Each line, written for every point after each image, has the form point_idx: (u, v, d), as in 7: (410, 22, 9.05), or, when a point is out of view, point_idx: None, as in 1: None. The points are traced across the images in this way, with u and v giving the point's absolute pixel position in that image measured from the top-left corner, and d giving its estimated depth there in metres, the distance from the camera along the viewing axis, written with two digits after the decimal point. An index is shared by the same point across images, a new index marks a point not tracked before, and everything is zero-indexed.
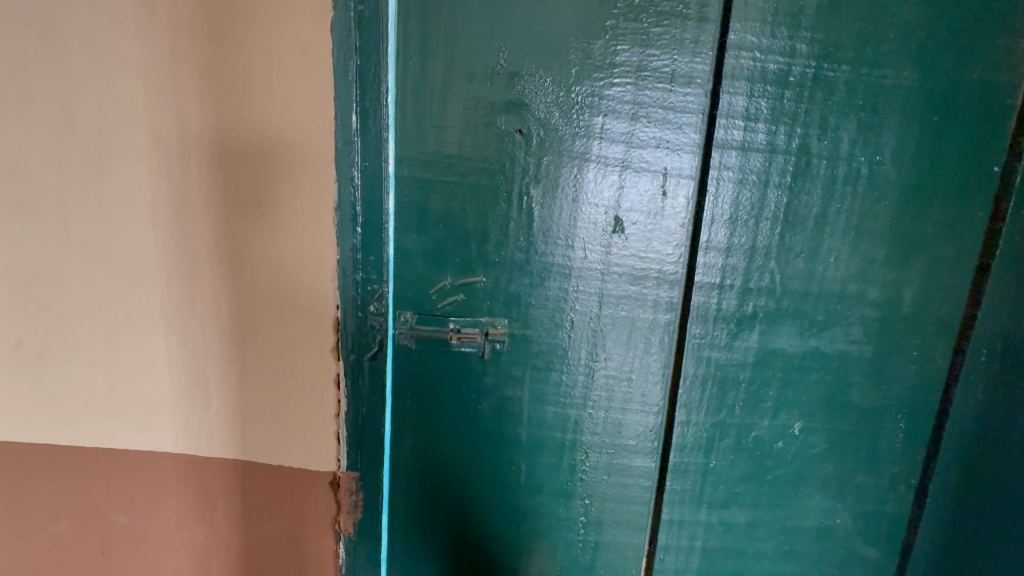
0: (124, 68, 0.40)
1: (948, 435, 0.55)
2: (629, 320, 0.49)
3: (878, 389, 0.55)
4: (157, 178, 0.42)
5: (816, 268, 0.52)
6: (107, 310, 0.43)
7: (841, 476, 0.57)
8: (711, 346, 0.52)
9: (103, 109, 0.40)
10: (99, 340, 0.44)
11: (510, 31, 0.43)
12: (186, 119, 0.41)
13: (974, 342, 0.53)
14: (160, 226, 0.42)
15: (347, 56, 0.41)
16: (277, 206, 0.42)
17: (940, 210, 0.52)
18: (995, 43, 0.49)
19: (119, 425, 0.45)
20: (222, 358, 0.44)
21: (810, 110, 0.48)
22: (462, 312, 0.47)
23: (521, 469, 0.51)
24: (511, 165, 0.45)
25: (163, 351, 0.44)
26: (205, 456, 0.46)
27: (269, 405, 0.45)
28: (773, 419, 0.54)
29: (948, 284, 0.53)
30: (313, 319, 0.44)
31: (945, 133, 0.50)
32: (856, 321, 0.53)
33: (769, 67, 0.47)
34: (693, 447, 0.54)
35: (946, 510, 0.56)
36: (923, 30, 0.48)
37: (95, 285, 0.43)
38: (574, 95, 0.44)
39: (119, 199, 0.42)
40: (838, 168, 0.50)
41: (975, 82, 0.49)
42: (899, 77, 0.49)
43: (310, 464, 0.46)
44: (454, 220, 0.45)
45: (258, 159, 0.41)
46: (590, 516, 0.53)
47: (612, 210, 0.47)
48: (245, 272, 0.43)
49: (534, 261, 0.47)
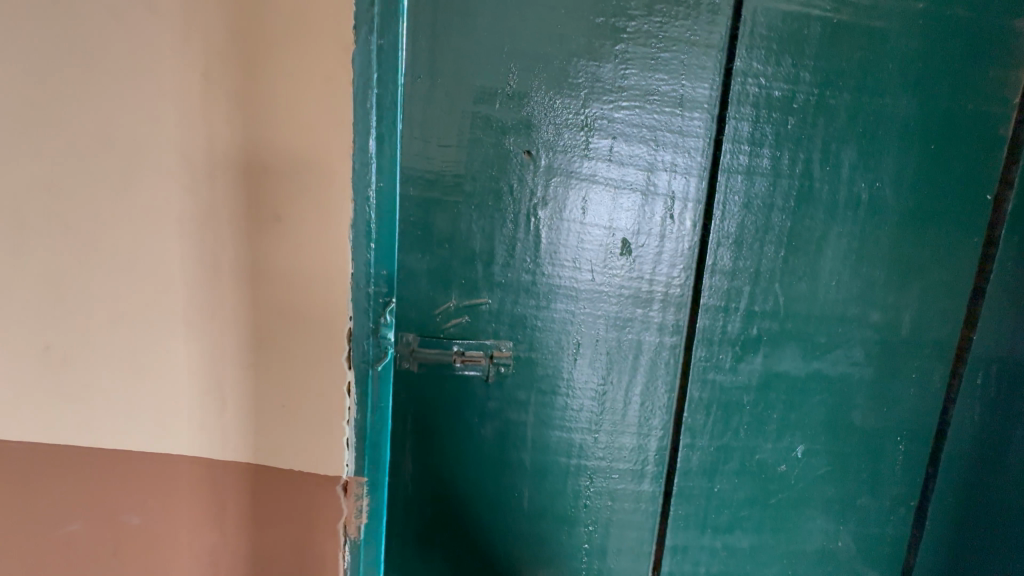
0: (79, 42, 0.32)
1: (948, 455, 0.57)
2: (637, 340, 0.51)
3: (878, 411, 0.56)
4: (118, 180, 0.34)
5: (818, 290, 0.53)
6: (40, 338, 0.34)
7: (842, 498, 0.58)
8: (715, 369, 0.53)
9: (56, 90, 0.33)
10: (117, 362, 0.35)
11: (518, 53, 0.45)
12: (159, 110, 0.33)
13: (969, 366, 0.56)
14: (184, 222, 0.34)
15: (354, 42, 0.35)
16: (297, 206, 0.35)
17: (938, 234, 0.54)
18: (991, 75, 0.52)
19: (93, 467, 0.36)
20: (192, 404, 0.36)
21: (813, 137, 0.51)
22: (467, 335, 0.48)
23: (523, 495, 0.52)
24: (518, 187, 0.47)
25: (115, 395, 0.36)
26: (217, 507, 0.38)
27: (249, 460, 0.37)
28: (777, 441, 0.56)
29: (947, 308, 0.55)
30: (328, 342, 0.37)
31: (943, 161, 0.53)
32: (857, 343, 0.55)
33: (773, 94, 0.49)
34: (698, 471, 0.55)
35: (945, 530, 0.59)
36: (920, 62, 0.51)
37: (23, 306, 0.34)
38: (583, 117, 0.46)
39: (66, 203, 0.33)
40: (839, 193, 0.52)
41: (969, 115, 0.52)
42: (898, 105, 0.51)
43: (298, 531, 0.39)
44: (460, 240, 0.47)
45: (250, 164, 0.34)
46: (596, 534, 0.54)
47: (621, 235, 0.49)
48: (266, 284, 0.36)
49: (540, 282, 0.49)
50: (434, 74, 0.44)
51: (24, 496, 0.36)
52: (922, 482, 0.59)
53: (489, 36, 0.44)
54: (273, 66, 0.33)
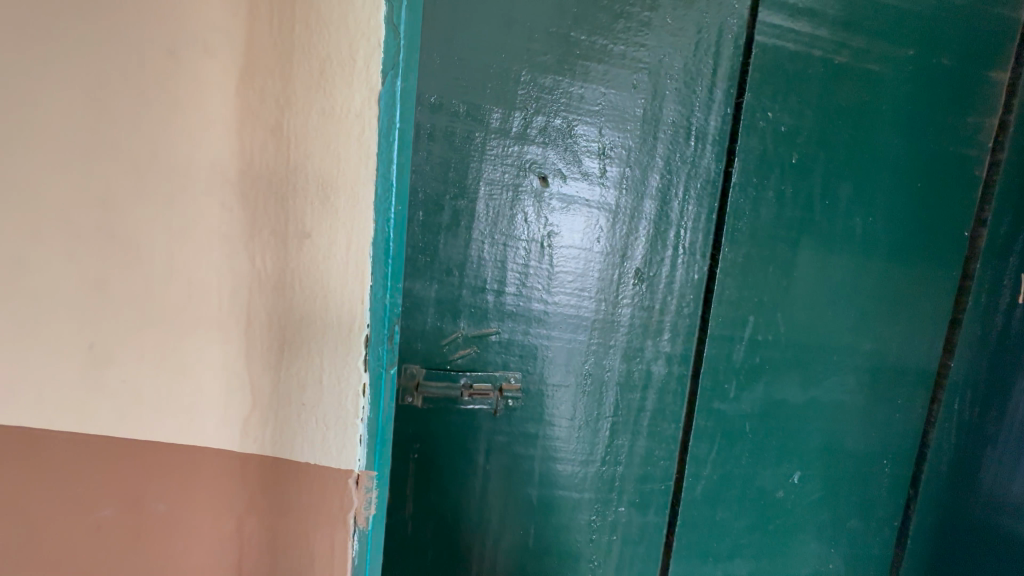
0: (129, 61, 0.34)
1: (927, 473, 0.78)
2: (647, 366, 0.66)
3: (864, 437, 0.77)
4: (160, 197, 0.36)
5: (814, 326, 0.73)
6: (85, 339, 0.36)
7: (834, 523, 0.78)
8: (721, 400, 0.70)
9: (107, 111, 0.35)
10: (139, 358, 0.37)
11: (511, 100, 0.57)
12: (203, 132, 0.36)
13: (946, 390, 0.77)
14: (226, 229, 0.37)
15: (379, 73, 0.35)
16: (323, 220, 0.37)
17: (922, 269, 0.75)
18: (967, 120, 0.73)
19: (125, 457, 0.38)
20: (223, 403, 0.39)
21: (816, 168, 0.69)
22: (473, 365, 0.60)
23: (530, 530, 0.66)
24: (532, 218, 0.60)
25: (150, 395, 0.38)
26: (229, 494, 0.40)
27: (271, 459, 0.39)
28: (778, 470, 0.74)
29: (931, 335, 0.76)
30: (342, 347, 0.38)
31: (924, 195, 0.73)
32: (850, 372, 0.75)
33: (781, 127, 0.67)
34: (701, 501, 0.72)
35: (923, 534, 0.79)
36: (909, 103, 0.71)
37: (66, 313, 0.36)
38: (603, 141, 0.60)
39: (111, 215, 0.36)
40: (839, 225, 0.71)
41: (955, 155, 0.73)
42: (892, 141, 0.71)
43: (313, 532, 0.40)
44: (469, 269, 0.59)
45: (285, 183, 0.36)
46: (619, 533, 0.69)
47: (633, 264, 0.63)
48: (289, 292, 0.37)
49: (553, 313, 0.62)
50: (474, 99, 0.56)
51: (64, 487, 0.38)
52: (905, 503, 0.79)
53: (499, 88, 0.56)
54: (309, 93, 0.35)
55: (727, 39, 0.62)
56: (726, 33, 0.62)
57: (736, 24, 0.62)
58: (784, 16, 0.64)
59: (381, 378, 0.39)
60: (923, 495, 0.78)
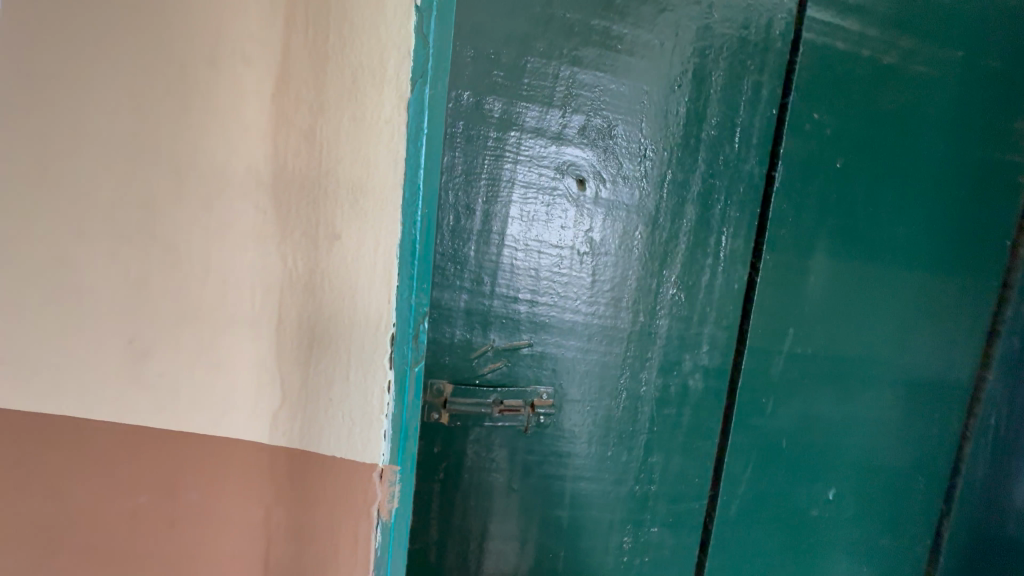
0: (179, 68, 0.36)
1: (959, 491, 0.77)
2: (684, 381, 0.66)
3: (900, 451, 0.76)
4: (199, 199, 0.38)
5: (850, 340, 0.72)
6: (125, 334, 0.38)
7: (866, 539, 0.77)
8: (758, 415, 0.70)
9: (151, 118, 0.36)
10: (179, 352, 0.39)
11: (553, 95, 0.57)
12: (240, 136, 0.37)
13: (982, 404, 0.76)
14: (259, 229, 0.38)
15: (409, 81, 0.37)
16: (351, 223, 0.38)
17: (963, 281, 0.74)
18: (1011, 127, 0.73)
19: (163, 448, 0.40)
20: (252, 397, 0.40)
21: (861, 173, 0.69)
22: (504, 379, 0.60)
23: (558, 554, 0.65)
24: (570, 222, 0.60)
25: (186, 389, 0.39)
26: (256, 487, 0.41)
27: (298, 451, 0.41)
28: (814, 488, 0.74)
29: (968, 346, 0.75)
30: (368, 343, 0.39)
31: (968, 204, 0.73)
32: (887, 384, 0.74)
33: (827, 129, 0.67)
34: (734, 519, 0.71)
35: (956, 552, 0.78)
36: (956, 107, 0.71)
37: (107, 308, 0.38)
38: (643, 147, 0.61)
39: (152, 216, 0.37)
40: (880, 237, 0.71)
41: (1000, 163, 0.73)
42: (938, 146, 0.71)
43: (338, 524, 0.41)
44: (501, 275, 0.59)
45: (316, 187, 0.38)
46: (650, 554, 0.68)
47: (671, 278, 0.64)
48: (318, 292, 0.39)
49: (592, 328, 0.62)
50: (508, 97, 0.56)
51: (102, 475, 0.39)
52: (937, 520, 0.78)
53: (537, 86, 0.57)
54: (341, 101, 0.37)
55: (776, 34, 0.64)
56: (774, 28, 0.63)
57: (783, 20, 0.64)
58: (832, 14, 0.65)
59: (405, 375, 0.40)
60: (957, 513, 0.77)
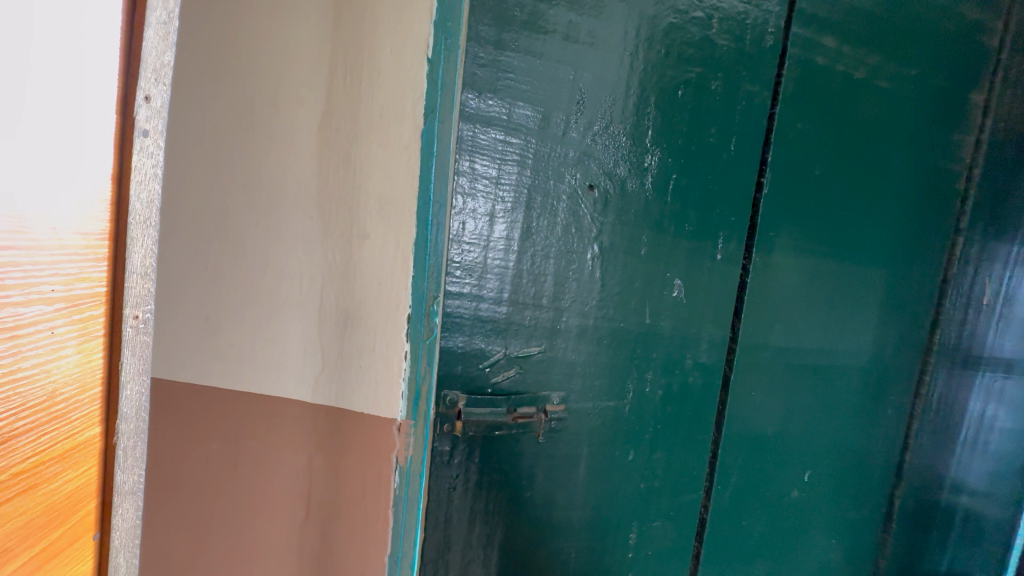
0: (247, 108, 0.50)
1: (908, 466, 0.87)
2: (684, 378, 0.71)
3: (866, 433, 0.85)
4: (259, 209, 0.51)
5: (829, 340, 0.80)
6: (206, 312, 0.53)
7: (835, 514, 0.86)
8: (747, 408, 0.76)
9: (221, 141, 0.51)
10: (245, 326, 0.52)
11: (561, 98, 0.58)
12: (292, 157, 0.50)
13: (927, 386, 0.86)
14: (308, 229, 0.50)
15: (423, 115, 0.45)
16: (372, 228, 0.47)
17: (919, 275, 0.84)
18: (960, 137, 0.83)
19: (240, 399, 0.53)
20: (303, 362, 0.52)
21: (837, 183, 0.77)
22: (516, 388, 0.61)
23: (569, 551, 0.67)
24: (584, 227, 0.61)
25: (248, 359, 0.53)
26: (297, 439, 0.52)
27: (335, 408, 0.51)
28: (795, 473, 0.81)
29: (919, 334, 0.85)
30: (392, 318, 0.47)
31: (922, 208, 0.82)
32: (854, 374, 0.82)
33: (809, 134, 0.74)
34: (727, 506, 0.77)
35: (907, 519, 0.88)
36: (917, 120, 0.80)
37: (195, 291, 0.54)
38: (647, 160, 0.64)
39: (224, 221, 0.52)
40: (854, 249, 0.80)
41: (948, 170, 0.83)
42: (900, 154, 0.80)
43: (364, 472, 0.50)
44: (515, 286, 0.59)
45: (352, 197, 0.48)
46: (654, 547, 0.73)
47: (677, 282, 0.68)
48: (349, 281, 0.49)
49: (601, 327, 0.65)
50: (518, 100, 0.56)
51: (190, 424, 0.55)
52: (890, 491, 0.88)
53: (552, 85, 0.57)
54: (371, 129, 0.47)
55: (767, 46, 0.68)
56: (766, 41, 0.68)
57: (773, 34, 0.69)
58: (813, 30, 0.71)
59: (419, 347, 0.47)
60: (906, 484, 0.87)
